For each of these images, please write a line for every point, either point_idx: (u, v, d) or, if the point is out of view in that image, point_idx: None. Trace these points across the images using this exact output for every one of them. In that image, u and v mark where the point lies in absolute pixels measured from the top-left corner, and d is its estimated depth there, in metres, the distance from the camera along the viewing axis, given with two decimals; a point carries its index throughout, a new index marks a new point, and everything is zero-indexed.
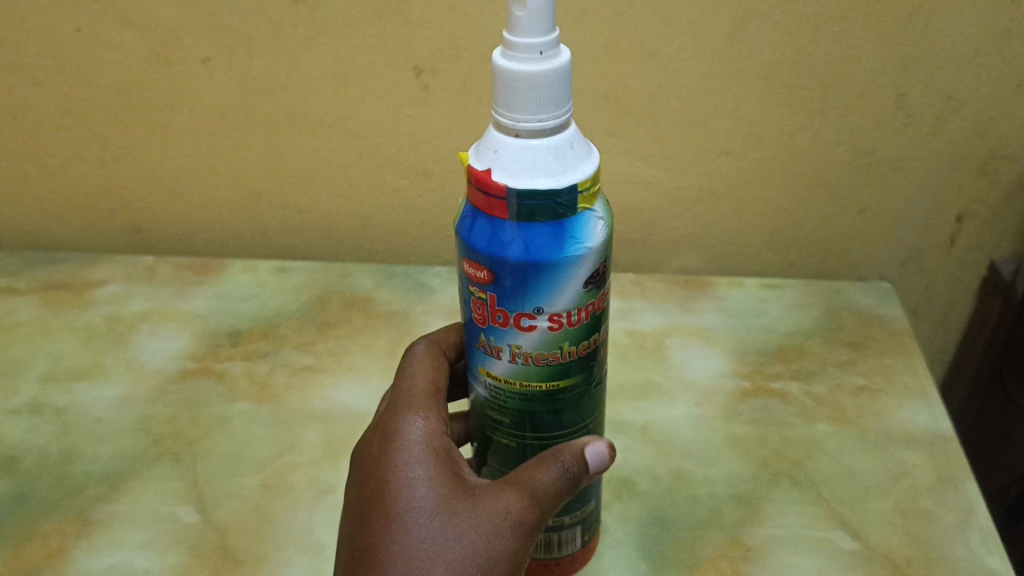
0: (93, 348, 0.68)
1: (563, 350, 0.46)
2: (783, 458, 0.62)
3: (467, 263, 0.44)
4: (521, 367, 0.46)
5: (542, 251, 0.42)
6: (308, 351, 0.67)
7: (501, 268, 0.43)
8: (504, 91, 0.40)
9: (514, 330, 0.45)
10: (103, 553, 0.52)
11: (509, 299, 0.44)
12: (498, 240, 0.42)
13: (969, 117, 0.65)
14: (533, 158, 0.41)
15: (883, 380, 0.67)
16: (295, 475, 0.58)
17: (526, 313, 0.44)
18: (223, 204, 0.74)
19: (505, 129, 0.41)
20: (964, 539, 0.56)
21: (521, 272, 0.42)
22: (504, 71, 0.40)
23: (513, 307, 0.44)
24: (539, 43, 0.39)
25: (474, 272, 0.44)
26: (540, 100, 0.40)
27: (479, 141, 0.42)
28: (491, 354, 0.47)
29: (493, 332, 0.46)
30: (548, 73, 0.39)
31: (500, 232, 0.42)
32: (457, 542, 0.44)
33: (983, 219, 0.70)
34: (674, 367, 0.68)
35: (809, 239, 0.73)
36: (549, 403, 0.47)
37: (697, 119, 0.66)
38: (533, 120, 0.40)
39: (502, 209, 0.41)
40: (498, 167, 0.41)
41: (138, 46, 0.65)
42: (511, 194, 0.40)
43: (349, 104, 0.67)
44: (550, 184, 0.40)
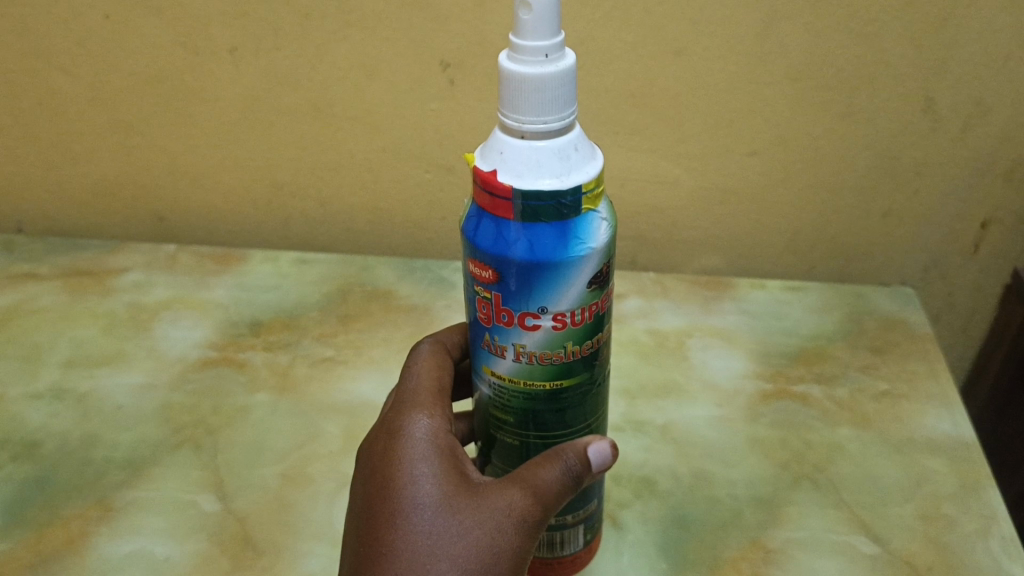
0: (115, 335, 0.69)
1: (568, 349, 0.42)
2: (804, 461, 0.58)
3: (471, 262, 0.41)
4: (525, 367, 0.43)
5: (549, 252, 0.39)
6: (329, 343, 0.68)
7: (505, 267, 0.40)
8: (508, 93, 0.38)
9: (518, 330, 0.42)
10: (124, 539, 0.53)
11: (513, 299, 0.40)
12: (503, 239, 0.39)
13: (996, 123, 0.65)
14: (538, 160, 0.38)
15: (906, 386, 0.64)
16: (314, 466, 0.58)
17: (530, 312, 0.41)
18: (247, 194, 0.75)
19: (510, 131, 0.39)
20: (986, 547, 0.52)
21: (528, 275, 0.39)
22: (509, 74, 0.37)
23: (517, 306, 0.41)
24: (545, 45, 0.37)
25: (479, 273, 0.41)
26: (547, 103, 0.38)
27: (484, 142, 0.40)
28: (494, 353, 0.43)
29: (497, 332, 0.42)
30: (555, 76, 0.37)
31: (505, 232, 0.39)
32: (461, 539, 0.41)
33: (1007, 226, 0.70)
34: (695, 367, 0.66)
35: (830, 241, 0.73)
36: (552, 403, 0.44)
37: (722, 119, 0.66)
38: (539, 121, 0.38)
39: (507, 209, 0.38)
40: (502, 169, 0.38)
41: (166, 35, 0.66)
42: (517, 194, 0.38)
43: (374, 96, 0.67)
44: (555, 185, 0.38)
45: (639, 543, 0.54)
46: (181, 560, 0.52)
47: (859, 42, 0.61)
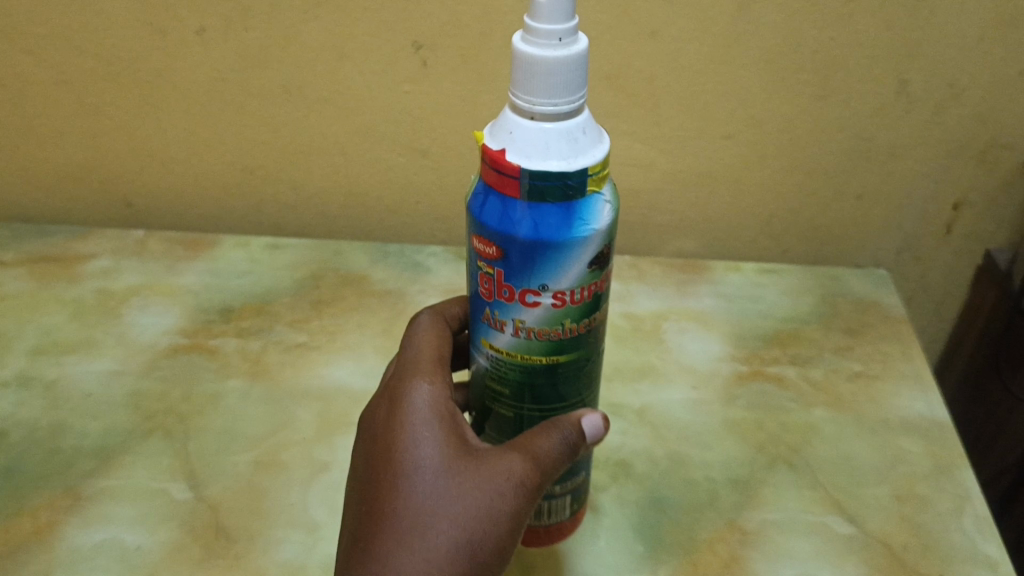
0: (83, 321, 0.68)
1: (566, 327, 0.42)
2: (780, 443, 0.58)
3: (475, 238, 0.40)
4: (523, 342, 0.42)
5: (554, 227, 0.38)
6: (302, 329, 0.67)
7: (509, 244, 0.39)
8: (521, 74, 0.37)
9: (518, 306, 0.41)
10: (94, 529, 0.52)
11: (515, 276, 0.40)
12: (508, 217, 0.38)
13: (970, 105, 0.65)
14: (546, 143, 0.37)
15: (880, 367, 0.64)
16: (288, 452, 0.57)
17: (531, 290, 0.40)
18: (218, 178, 0.74)
19: (521, 111, 0.38)
20: (959, 526, 0.53)
21: (532, 250, 0.38)
22: (522, 54, 0.36)
23: (518, 283, 0.40)
24: (559, 29, 0.36)
25: (484, 248, 0.40)
26: (557, 86, 0.37)
27: (494, 121, 0.39)
28: (493, 328, 0.43)
29: (497, 306, 0.42)
30: (567, 60, 0.36)
31: (511, 207, 0.38)
32: (459, 503, 0.40)
33: (979, 207, 0.71)
34: (672, 350, 0.65)
35: (805, 224, 0.73)
36: (550, 378, 0.44)
37: (697, 102, 0.66)
38: (549, 103, 0.37)
39: (514, 188, 0.38)
40: (512, 149, 0.38)
41: (132, 15, 0.65)
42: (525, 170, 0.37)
43: (346, 78, 0.67)
44: (562, 168, 0.37)
45: (615, 525, 0.53)
46: (152, 549, 0.51)
47: (835, 23, 0.61)
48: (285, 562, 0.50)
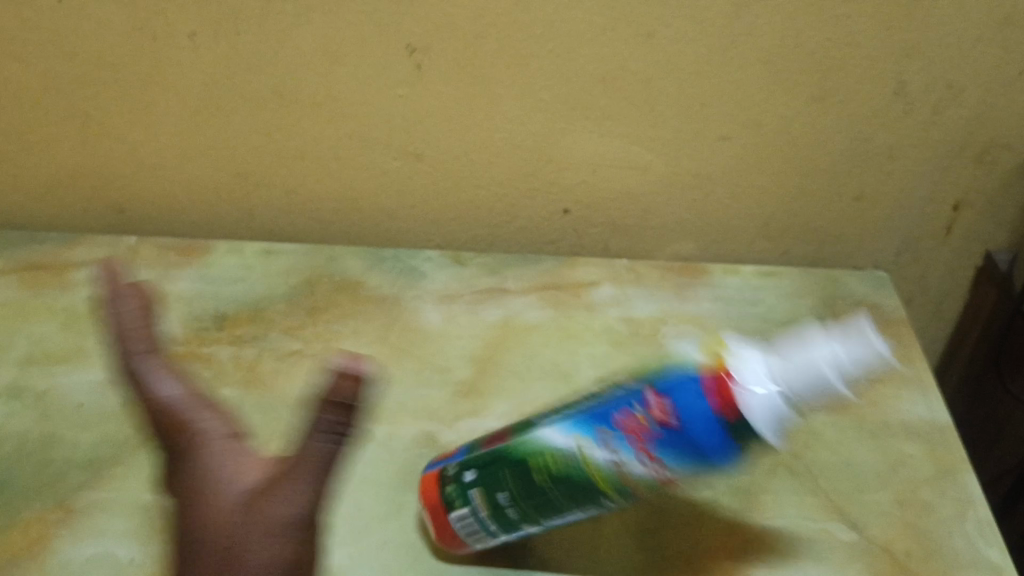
0: (75, 330, 0.67)
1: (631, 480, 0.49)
2: (780, 447, 0.57)
3: (654, 406, 0.47)
4: (610, 465, 0.48)
5: (691, 445, 0.47)
6: (297, 335, 0.66)
7: (686, 426, 0.47)
8: (795, 355, 0.46)
9: (639, 454, 0.48)
10: (87, 544, 0.51)
11: (660, 448, 0.47)
12: (695, 417, 0.46)
13: (968, 105, 0.65)
14: (771, 396, 0.45)
15: (880, 370, 0.63)
16: (283, 462, 0.56)
17: (647, 455, 0.48)
18: (211, 184, 0.74)
19: (771, 376, 0.46)
20: (961, 531, 0.53)
21: (670, 442, 0.46)
22: (804, 355, 0.45)
23: (655, 453, 0.48)
24: (847, 355, 0.45)
25: (656, 411, 0.47)
26: (809, 379, 0.45)
27: (759, 360, 0.47)
28: (614, 453, 0.48)
29: (625, 448, 0.48)
30: (818, 375, 0.45)
31: (705, 396, 0.46)
32: None
33: (978, 208, 0.71)
34: (670, 355, 0.65)
35: (803, 225, 0.73)
36: (568, 493, 0.49)
37: (694, 103, 0.65)
38: (800, 384, 0.45)
39: (733, 408, 0.45)
40: (748, 371, 0.46)
41: (121, 20, 0.64)
42: (748, 400, 0.45)
43: (340, 82, 0.66)
44: (774, 400, 0.45)
45: None
46: (147, 564, 0.50)
47: (833, 24, 0.61)
48: None
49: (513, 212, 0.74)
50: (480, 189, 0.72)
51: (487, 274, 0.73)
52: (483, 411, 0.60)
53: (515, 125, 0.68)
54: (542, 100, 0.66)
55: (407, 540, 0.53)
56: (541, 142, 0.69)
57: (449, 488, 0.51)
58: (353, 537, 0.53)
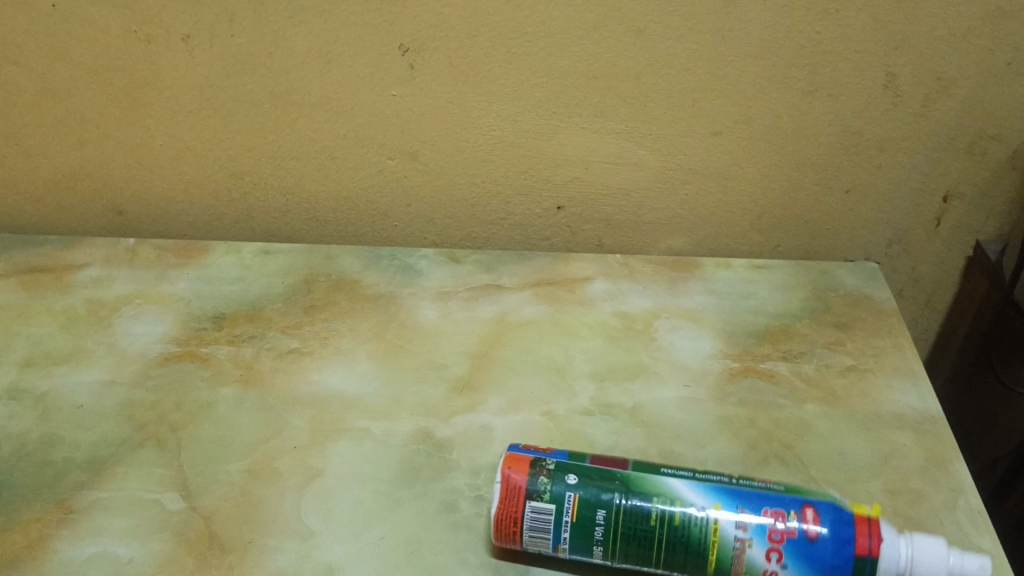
0: (74, 332, 0.68)
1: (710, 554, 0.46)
2: (772, 439, 0.57)
3: (811, 521, 0.46)
4: (730, 542, 0.46)
5: (836, 573, 0.45)
6: (294, 334, 0.67)
7: (838, 562, 0.45)
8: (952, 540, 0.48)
9: (762, 546, 0.46)
10: (87, 542, 0.52)
11: (790, 558, 0.45)
12: (830, 557, 0.45)
13: (957, 97, 0.65)
14: None
15: (871, 361, 0.64)
16: (281, 460, 0.57)
17: (773, 554, 0.46)
18: (208, 185, 0.75)
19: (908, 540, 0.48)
20: (954, 519, 0.52)
21: (817, 566, 0.45)
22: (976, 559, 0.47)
23: (787, 556, 0.46)
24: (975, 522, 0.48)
25: (811, 519, 0.46)
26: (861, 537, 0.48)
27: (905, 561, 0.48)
28: (736, 524, 0.46)
29: (758, 530, 0.46)
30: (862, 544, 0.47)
31: (850, 534, 0.45)
32: None
33: (969, 200, 0.72)
34: (664, 349, 0.65)
35: (795, 219, 0.74)
36: (651, 531, 0.47)
37: (685, 99, 0.66)
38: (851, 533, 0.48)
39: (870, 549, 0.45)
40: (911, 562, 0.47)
41: (118, 24, 0.65)
42: (886, 561, 0.45)
43: (333, 82, 0.67)
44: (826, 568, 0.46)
45: None
46: (145, 561, 0.51)
47: (820, 18, 0.61)
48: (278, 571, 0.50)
49: (507, 210, 0.75)
50: (474, 187, 0.73)
51: (483, 271, 0.73)
52: (478, 406, 0.60)
53: (508, 122, 0.69)
54: (534, 98, 0.67)
55: (408, 533, 0.52)
56: (534, 139, 0.70)
57: (540, 484, 0.48)
58: (354, 531, 0.52)
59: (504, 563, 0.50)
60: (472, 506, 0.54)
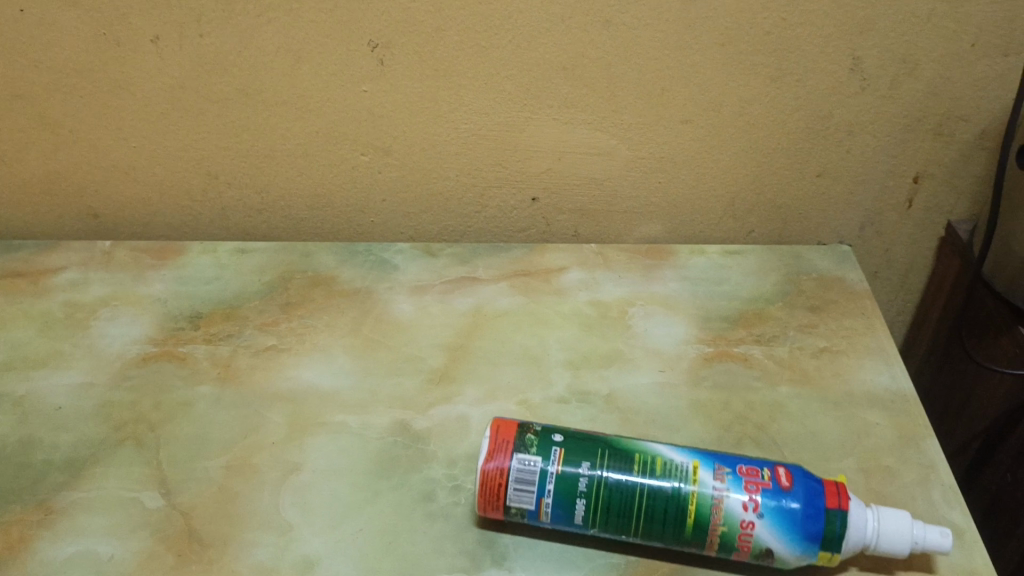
0: (51, 335, 0.68)
1: (689, 506, 0.48)
2: (746, 421, 0.58)
3: (787, 475, 0.48)
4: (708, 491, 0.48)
5: (808, 523, 0.46)
6: (271, 331, 0.67)
7: (812, 508, 0.47)
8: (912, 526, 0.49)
9: (739, 495, 0.47)
10: (66, 542, 0.52)
11: (767, 506, 0.47)
12: (805, 504, 0.47)
13: (923, 79, 0.66)
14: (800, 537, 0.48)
15: (843, 342, 0.64)
16: (259, 456, 0.57)
17: (751, 502, 0.47)
18: (183, 185, 0.75)
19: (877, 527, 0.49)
20: (925, 496, 0.53)
21: (791, 515, 0.46)
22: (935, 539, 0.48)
23: (763, 504, 0.47)
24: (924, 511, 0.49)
25: (783, 474, 0.48)
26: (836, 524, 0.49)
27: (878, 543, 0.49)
28: (713, 475, 0.48)
29: (735, 480, 0.48)
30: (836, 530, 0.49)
31: (821, 490, 0.47)
32: None
33: (939, 180, 0.72)
34: (638, 335, 0.66)
35: (767, 204, 0.74)
36: (632, 482, 0.48)
37: (655, 88, 0.67)
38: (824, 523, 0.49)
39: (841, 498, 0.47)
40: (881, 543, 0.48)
41: (86, 27, 0.65)
42: (856, 516, 0.47)
43: (303, 80, 0.67)
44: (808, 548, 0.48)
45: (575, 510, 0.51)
46: (125, 559, 0.51)
47: (785, 4, 0.62)
48: (257, 565, 0.50)
49: (482, 203, 0.75)
50: (448, 180, 0.73)
51: (459, 264, 0.74)
52: (455, 397, 0.61)
53: (480, 115, 0.69)
54: (505, 90, 0.67)
55: (386, 523, 0.52)
56: (506, 132, 0.70)
57: (527, 437, 0.51)
58: (333, 523, 0.53)
59: (481, 550, 0.51)
60: (449, 495, 0.54)
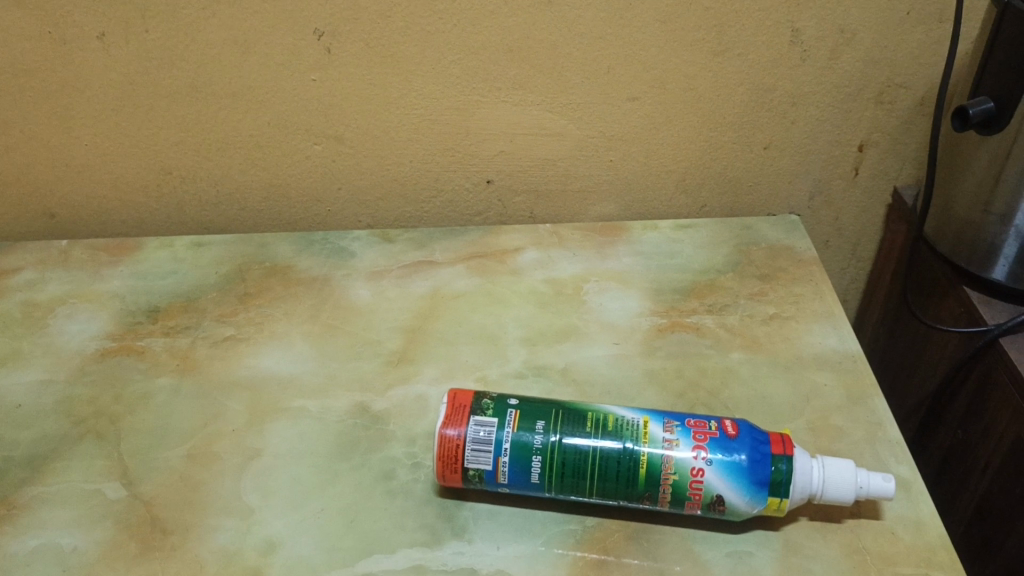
0: (9, 334, 0.68)
1: (641, 458, 0.50)
2: (698, 388, 0.59)
3: (732, 426, 0.50)
4: (659, 443, 0.50)
5: (755, 467, 0.49)
6: (230, 322, 0.68)
7: (759, 455, 0.49)
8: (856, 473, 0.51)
9: (688, 445, 0.49)
10: (28, 536, 0.52)
11: (717, 455, 0.49)
12: (752, 451, 0.49)
13: (862, 48, 0.67)
14: None
15: (793, 308, 0.66)
16: (220, 443, 0.58)
17: (701, 451, 0.49)
18: (137, 182, 0.75)
19: None
20: (873, 452, 0.54)
21: (738, 460, 0.49)
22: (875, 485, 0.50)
23: (713, 453, 0.49)
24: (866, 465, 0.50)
25: (729, 424, 0.50)
26: None
27: None
28: (663, 429, 0.51)
29: (684, 433, 0.50)
30: None
31: (766, 437, 0.50)
32: None
33: (883, 148, 0.74)
34: (593, 310, 0.67)
35: (717, 178, 0.75)
36: (586, 439, 0.50)
37: (601, 66, 0.68)
38: None
39: (786, 446, 0.49)
40: None
41: (30, 25, 0.65)
42: (800, 461, 0.49)
43: (252, 71, 0.68)
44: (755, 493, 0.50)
45: None
46: (87, 550, 0.51)
47: None
48: (220, 549, 0.51)
49: (437, 187, 0.76)
50: (402, 166, 0.74)
51: (416, 248, 0.75)
52: (413, 377, 0.62)
53: (429, 100, 0.70)
54: (453, 74, 0.68)
55: (347, 503, 0.53)
56: (457, 116, 0.71)
57: (484, 401, 0.53)
58: (294, 504, 0.53)
59: (441, 524, 0.52)
60: (409, 473, 0.55)
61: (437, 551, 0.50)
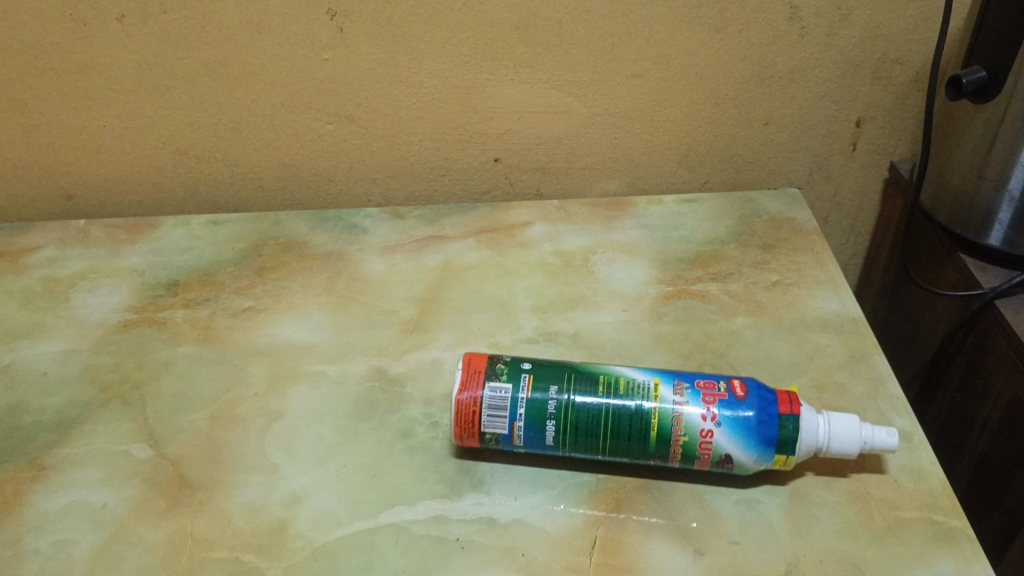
0: (32, 308, 0.70)
1: (651, 422, 0.51)
2: (705, 349, 0.61)
3: (742, 387, 0.52)
4: (668, 406, 0.51)
5: (762, 426, 0.50)
6: (248, 294, 0.70)
7: (767, 414, 0.50)
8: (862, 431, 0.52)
9: (698, 406, 0.51)
10: (60, 494, 0.54)
11: (725, 415, 0.51)
12: (759, 411, 0.50)
13: (858, 24, 0.69)
14: None
15: (795, 275, 0.68)
16: (242, 406, 0.59)
17: (711, 412, 0.51)
18: (154, 162, 0.77)
19: None
20: (875, 406, 0.56)
21: (745, 419, 0.50)
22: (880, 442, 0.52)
23: (721, 413, 0.51)
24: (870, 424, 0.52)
25: (738, 385, 0.52)
26: None
27: None
28: (673, 392, 0.52)
29: (694, 394, 0.52)
30: None
31: (773, 397, 0.51)
32: None
33: (879, 123, 0.76)
34: (601, 280, 0.69)
35: (719, 153, 0.77)
36: (598, 403, 0.52)
37: (606, 44, 0.70)
38: None
39: (794, 406, 0.51)
40: None
41: (49, 8, 0.67)
42: (806, 419, 0.51)
43: (266, 51, 0.70)
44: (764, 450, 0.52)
45: None
46: (118, 506, 0.53)
47: None
48: (247, 503, 0.52)
49: (446, 165, 0.78)
50: (412, 145, 0.76)
51: (427, 224, 0.77)
52: (428, 343, 0.64)
53: (439, 79, 0.71)
54: (461, 53, 0.70)
55: (368, 459, 0.55)
56: (466, 94, 0.73)
57: (499, 365, 0.54)
58: (317, 461, 0.55)
59: (460, 478, 0.54)
60: (428, 431, 0.57)
61: (457, 502, 0.52)
